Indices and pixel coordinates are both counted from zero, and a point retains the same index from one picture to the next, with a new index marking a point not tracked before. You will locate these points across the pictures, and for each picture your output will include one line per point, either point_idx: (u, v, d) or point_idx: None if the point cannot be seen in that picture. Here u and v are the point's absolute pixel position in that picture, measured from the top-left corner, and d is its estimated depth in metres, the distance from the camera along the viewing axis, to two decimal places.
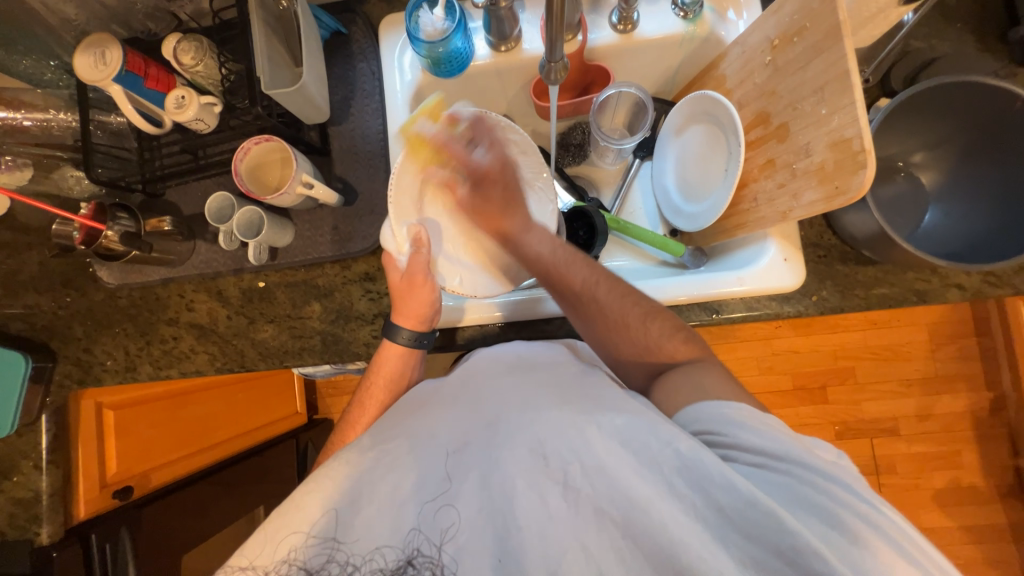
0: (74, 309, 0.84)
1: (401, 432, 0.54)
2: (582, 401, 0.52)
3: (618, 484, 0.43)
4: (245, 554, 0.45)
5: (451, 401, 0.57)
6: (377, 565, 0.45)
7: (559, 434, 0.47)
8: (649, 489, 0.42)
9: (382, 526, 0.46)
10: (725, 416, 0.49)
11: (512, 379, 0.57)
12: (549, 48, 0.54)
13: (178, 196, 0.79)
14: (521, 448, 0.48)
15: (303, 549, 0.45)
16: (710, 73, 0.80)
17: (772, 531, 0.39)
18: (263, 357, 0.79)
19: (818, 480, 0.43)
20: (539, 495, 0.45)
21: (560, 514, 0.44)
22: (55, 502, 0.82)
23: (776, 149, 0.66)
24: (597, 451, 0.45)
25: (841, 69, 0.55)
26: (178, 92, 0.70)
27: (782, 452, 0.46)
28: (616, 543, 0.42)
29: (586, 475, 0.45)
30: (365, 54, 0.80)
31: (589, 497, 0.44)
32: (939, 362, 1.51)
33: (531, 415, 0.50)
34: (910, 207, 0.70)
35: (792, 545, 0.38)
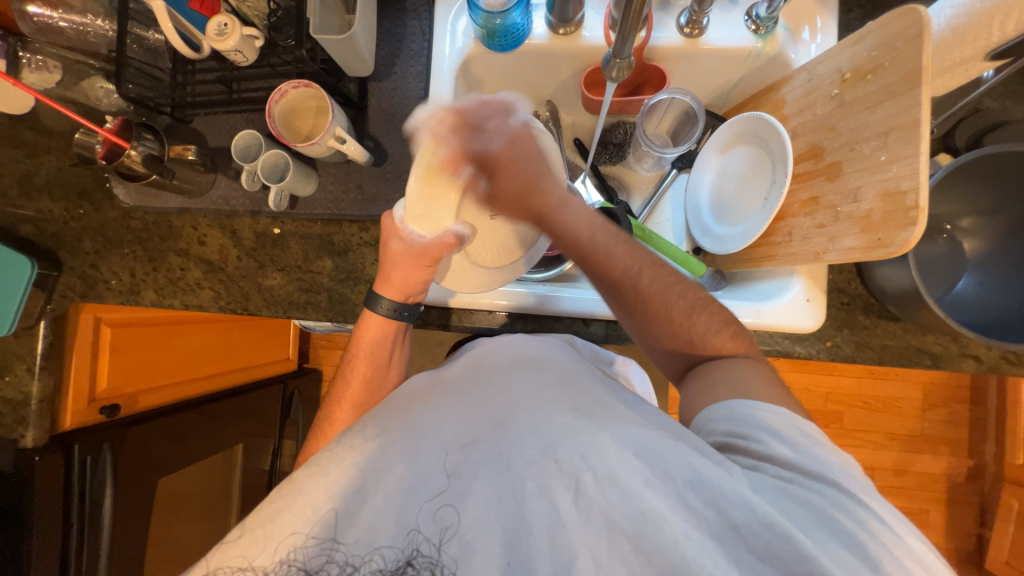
0: (85, 223, 0.83)
1: (405, 421, 0.53)
2: (593, 408, 0.51)
3: (629, 491, 0.42)
4: (245, 554, 0.42)
5: (457, 392, 0.57)
6: (376, 566, 0.42)
7: (570, 437, 0.46)
8: (660, 501, 0.41)
9: (384, 524, 0.43)
10: (758, 427, 0.48)
11: (526, 379, 0.57)
12: (618, 45, 0.53)
13: (205, 125, 0.78)
14: (530, 447, 0.46)
15: (303, 550, 0.42)
16: (768, 96, 0.77)
17: (782, 549, 0.38)
18: (267, 304, 0.78)
19: (840, 498, 0.42)
20: (546, 499, 0.43)
21: (570, 521, 0.42)
22: (42, 408, 0.84)
23: (823, 187, 0.64)
24: (608, 456, 0.44)
25: (911, 117, 0.52)
26: (221, 18, 0.67)
27: (800, 465, 0.44)
28: (625, 555, 0.40)
29: (597, 482, 0.43)
30: (418, 12, 0.77)
31: (598, 506, 0.42)
32: (927, 423, 1.51)
33: (542, 417, 0.49)
34: (944, 269, 0.68)
35: (806, 571, 0.37)
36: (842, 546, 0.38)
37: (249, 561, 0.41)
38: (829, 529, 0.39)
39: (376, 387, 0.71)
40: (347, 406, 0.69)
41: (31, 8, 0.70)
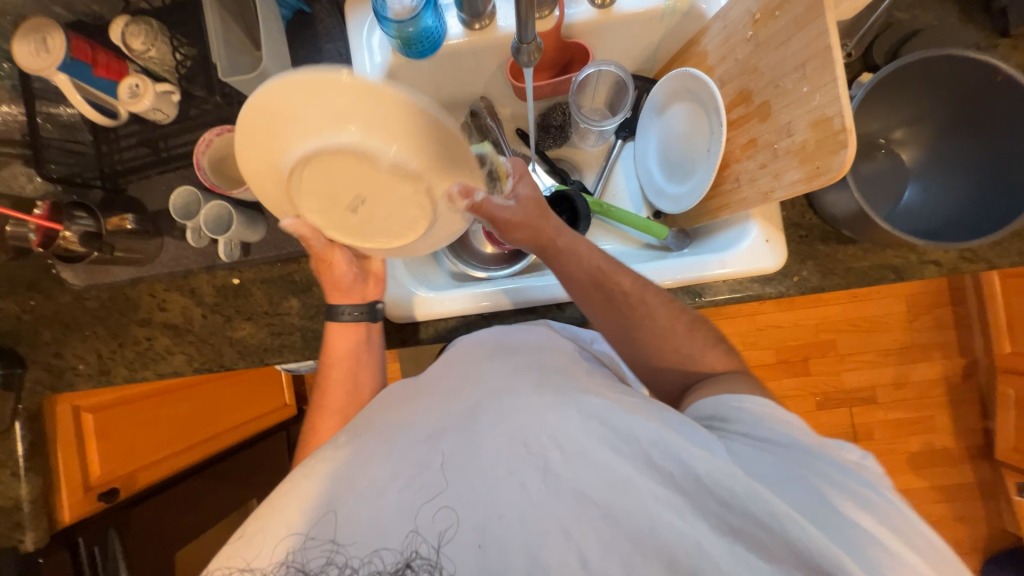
0: (40, 313, 0.81)
1: (378, 421, 0.54)
2: (558, 383, 0.53)
3: (598, 464, 0.46)
4: (245, 557, 0.46)
5: (423, 388, 0.57)
6: (376, 567, 0.45)
7: (536, 419, 0.48)
8: (626, 465, 0.46)
9: (374, 529, 0.46)
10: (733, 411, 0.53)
11: (491, 364, 0.57)
12: (520, 28, 0.53)
13: (141, 192, 0.75)
14: (499, 434, 0.48)
15: (303, 552, 0.46)
16: (691, 50, 0.77)
17: (749, 500, 0.43)
18: (242, 355, 0.77)
19: (815, 464, 0.47)
20: (518, 481, 0.46)
21: (541, 499, 0.45)
22: (36, 510, 0.81)
23: (758, 128, 0.65)
24: (575, 434, 0.47)
25: (823, 44, 0.53)
26: (131, 80, 0.66)
27: (771, 433, 0.50)
28: (596, 523, 0.44)
29: (565, 458, 0.46)
30: (331, 34, 0.76)
31: (570, 481, 0.45)
32: (916, 332, 1.55)
33: (508, 401, 0.50)
34: (889, 184, 0.69)
35: (770, 514, 0.42)
36: (806, 495, 0.45)
37: (248, 563, 0.46)
38: (791, 485, 0.45)
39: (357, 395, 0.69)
40: (328, 417, 0.68)
41: None
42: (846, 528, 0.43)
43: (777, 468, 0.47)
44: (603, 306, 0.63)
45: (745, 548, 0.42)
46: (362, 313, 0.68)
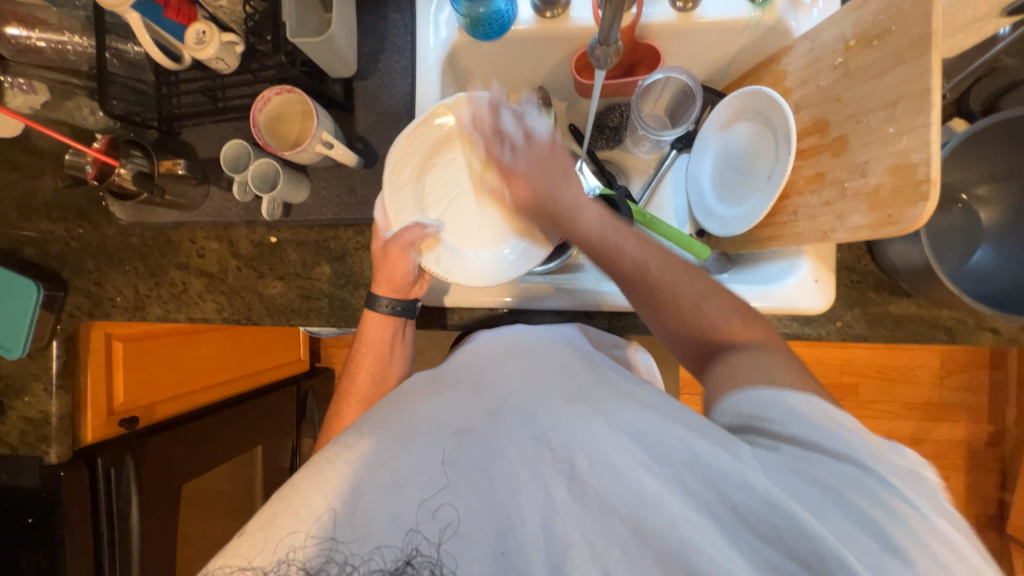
0: (86, 242, 0.84)
1: (400, 411, 0.53)
2: (586, 395, 0.52)
3: (626, 476, 0.43)
4: (245, 556, 0.41)
5: (454, 380, 0.58)
6: (375, 566, 0.42)
7: (565, 425, 0.48)
8: (657, 483, 0.43)
9: (384, 522, 0.43)
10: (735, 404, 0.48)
11: (516, 369, 0.57)
12: (605, 29, 0.51)
13: (194, 138, 0.77)
14: (523, 436, 0.48)
15: (303, 550, 0.42)
16: (768, 68, 0.73)
17: (784, 529, 0.38)
18: (270, 313, 0.79)
19: (863, 480, 0.40)
20: (542, 486, 0.45)
21: (564, 508, 0.44)
22: (61, 427, 0.86)
23: (829, 162, 0.61)
24: (604, 444, 0.45)
25: (921, 85, 0.49)
26: (199, 26, 0.66)
27: (817, 442, 0.43)
28: (621, 539, 0.41)
29: (592, 468, 0.44)
30: (399, 4, 0.75)
31: (596, 492, 0.43)
32: (946, 390, 1.49)
33: (536, 406, 0.50)
34: (960, 240, 0.65)
35: (813, 552, 0.37)
36: (849, 520, 0.38)
37: (248, 561, 0.41)
38: (833, 504, 0.39)
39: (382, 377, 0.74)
40: (355, 402, 0.72)
41: (10, 30, 0.69)
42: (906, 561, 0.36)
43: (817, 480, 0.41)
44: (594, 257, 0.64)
45: None
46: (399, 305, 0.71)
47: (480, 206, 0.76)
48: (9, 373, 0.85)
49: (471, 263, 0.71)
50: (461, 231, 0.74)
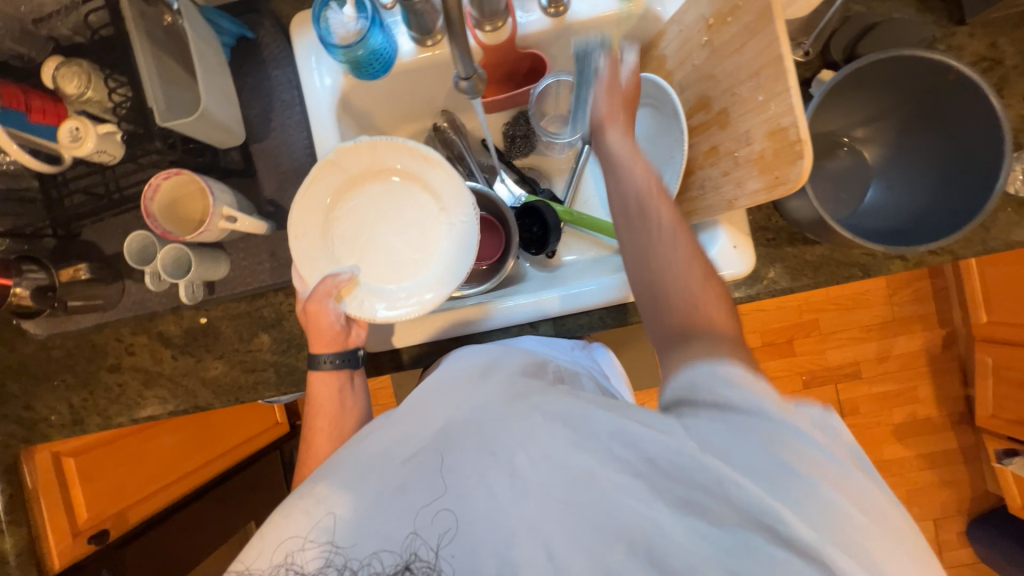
0: (4, 365, 0.79)
1: (366, 443, 0.51)
2: (530, 391, 0.51)
3: (563, 463, 0.43)
4: (241, 559, 0.46)
5: (411, 400, 0.55)
6: (376, 569, 0.44)
7: (505, 428, 0.47)
8: (589, 459, 0.43)
9: (380, 533, 0.45)
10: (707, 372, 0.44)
11: (458, 376, 0.56)
12: (460, 63, 0.52)
13: (97, 235, 0.73)
14: (469, 446, 0.47)
15: (302, 554, 0.45)
16: (650, 53, 0.76)
17: (694, 469, 0.39)
18: (217, 395, 0.76)
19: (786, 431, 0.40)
20: (490, 485, 0.44)
21: (507, 503, 0.44)
22: (22, 562, 0.81)
23: (719, 135, 0.64)
24: (541, 437, 0.45)
25: (775, 53, 0.52)
26: (70, 123, 0.62)
27: (744, 402, 0.41)
28: (562, 518, 0.42)
29: (531, 462, 0.44)
30: (278, 61, 0.73)
31: (539, 482, 0.44)
32: (897, 307, 1.57)
33: (482, 415, 0.49)
34: (854, 182, 0.69)
35: (717, 480, 0.38)
36: (769, 464, 0.38)
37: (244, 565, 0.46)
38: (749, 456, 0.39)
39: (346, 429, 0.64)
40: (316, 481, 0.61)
41: None
42: (805, 489, 0.37)
43: (753, 443, 0.39)
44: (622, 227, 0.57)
45: (695, 518, 0.39)
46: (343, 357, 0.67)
47: (391, 238, 0.74)
48: None
49: (397, 300, 0.70)
50: (379, 268, 0.73)
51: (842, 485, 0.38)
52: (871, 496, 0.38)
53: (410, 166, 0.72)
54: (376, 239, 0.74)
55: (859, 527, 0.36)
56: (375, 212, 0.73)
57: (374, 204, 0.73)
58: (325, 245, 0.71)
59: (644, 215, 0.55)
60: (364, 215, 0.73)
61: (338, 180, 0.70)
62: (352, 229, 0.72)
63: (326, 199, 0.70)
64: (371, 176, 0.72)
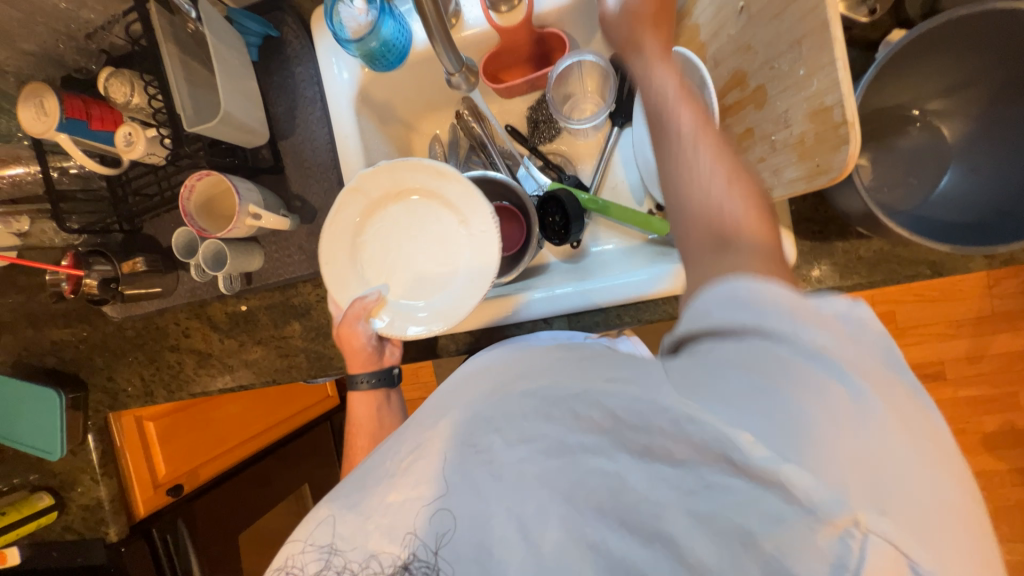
0: (92, 342, 0.91)
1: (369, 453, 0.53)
2: (512, 374, 0.50)
3: (535, 438, 0.43)
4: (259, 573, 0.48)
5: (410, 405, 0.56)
6: (376, 570, 0.44)
7: (486, 417, 0.46)
8: (558, 430, 0.42)
9: (381, 535, 0.45)
10: (699, 293, 0.43)
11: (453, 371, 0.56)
12: (447, 57, 0.56)
13: (155, 230, 0.81)
14: (455, 439, 0.47)
15: (305, 558, 0.46)
16: (683, 22, 0.68)
17: (645, 411, 0.37)
18: (257, 376, 0.83)
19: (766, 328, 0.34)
20: (475, 469, 0.45)
21: (486, 486, 0.44)
22: (115, 507, 0.95)
23: (755, 116, 0.57)
24: (518, 419, 0.44)
25: (819, 18, 0.44)
26: (124, 129, 0.69)
27: (730, 301, 0.36)
28: (541, 496, 0.42)
29: (508, 443, 0.44)
30: (301, 57, 0.75)
31: (520, 465, 0.43)
32: (998, 300, 1.35)
33: (467, 406, 0.49)
34: (929, 163, 0.59)
35: (668, 419, 0.35)
36: (729, 380, 0.34)
37: None
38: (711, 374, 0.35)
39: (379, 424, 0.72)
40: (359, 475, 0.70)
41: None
42: (779, 409, 0.31)
43: (745, 368, 0.34)
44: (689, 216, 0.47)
45: (660, 464, 0.36)
46: (377, 379, 0.71)
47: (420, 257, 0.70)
48: (60, 470, 0.95)
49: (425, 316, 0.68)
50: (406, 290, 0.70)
51: (835, 397, 0.30)
52: (870, 403, 0.30)
53: (427, 182, 0.68)
54: (402, 258, 0.71)
55: (844, 441, 0.29)
56: (401, 231, 0.70)
57: (400, 225, 0.70)
58: (354, 266, 0.69)
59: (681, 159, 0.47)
60: (389, 236, 0.70)
61: (362, 205, 0.68)
62: (377, 251, 0.70)
63: (353, 216, 0.68)
64: (393, 194, 0.69)
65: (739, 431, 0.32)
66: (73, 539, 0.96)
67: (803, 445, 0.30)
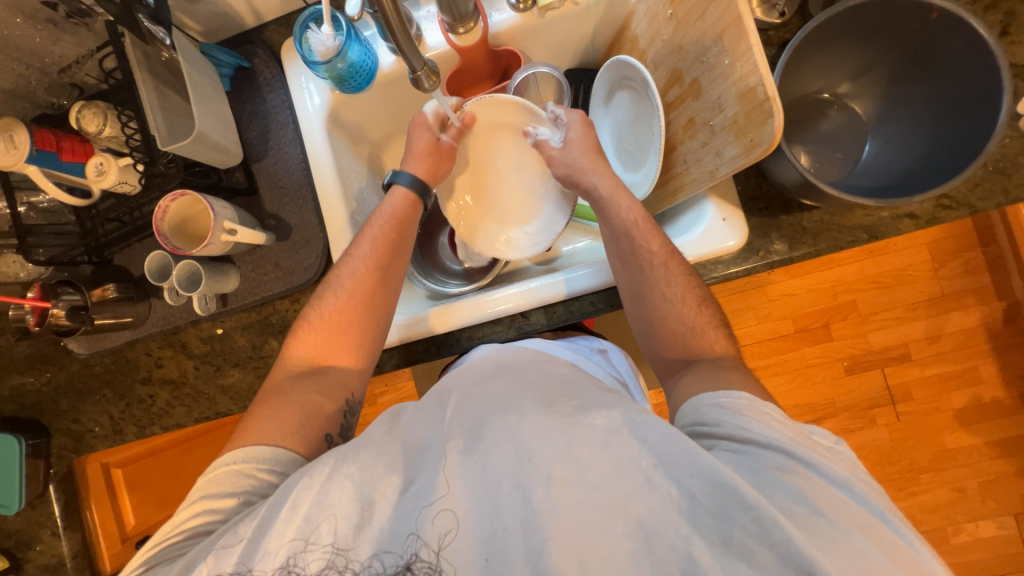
0: (55, 384, 0.87)
1: (386, 450, 0.51)
2: (567, 404, 0.52)
3: (600, 484, 0.45)
4: (240, 560, 0.45)
5: (436, 415, 0.55)
6: (376, 570, 0.45)
7: (544, 442, 0.47)
8: (627, 484, 0.45)
9: (384, 536, 0.46)
10: (721, 410, 0.51)
11: (496, 387, 0.57)
12: (406, 58, 0.54)
13: (126, 260, 0.81)
14: (506, 450, 0.48)
15: (303, 557, 0.46)
16: (624, 35, 0.76)
17: (732, 504, 0.42)
18: (235, 401, 0.81)
19: (789, 463, 0.46)
20: (523, 495, 0.46)
21: (541, 510, 0.45)
22: (78, 564, 0.87)
23: (693, 107, 0.63)
24: (581, 454, 0.46)
25: (733, 14, 0.51)
26: (96, 159, 0.70)
27: (751, 433, 0.48)
28: (592, 536, 0.43)
29: (568, 477, 0.45)
30: (272, 84, 0.79)
31: (572, 497, 0.45)
32: (946, 280, 1.42)
33: (518, 422, 0.50)
34: (848, 139, 0.67)
35: (755, 520, 0.41)
36: (786, 493, 0.43)
37: (243, 564, 0.45)
38: (771, 483, 0.44)
39: (383, 283, 0.68)
40: (315, 335, 0.65)
41: None
42: (837, 536, 0.40)
43: (791, 487, 0.44)
44: (618, 262, 0.68)
45: (735, 559, 0.41)
46: (416, 185, 0.75)
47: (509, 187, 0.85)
48: (17, 528, 0.88)
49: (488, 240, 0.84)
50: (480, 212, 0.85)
51: (852, 518, 0.42)
52: (875, 527, 0.42)
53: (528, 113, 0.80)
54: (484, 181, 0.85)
55: (860, 543, 0.40)
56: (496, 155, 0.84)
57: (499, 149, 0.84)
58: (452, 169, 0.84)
59: (631, 257, 0.66)
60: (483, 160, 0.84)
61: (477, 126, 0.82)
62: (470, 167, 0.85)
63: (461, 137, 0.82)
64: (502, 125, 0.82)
65: (800, 535, 0.40)
66: None
67: (845, 548, 0.40)
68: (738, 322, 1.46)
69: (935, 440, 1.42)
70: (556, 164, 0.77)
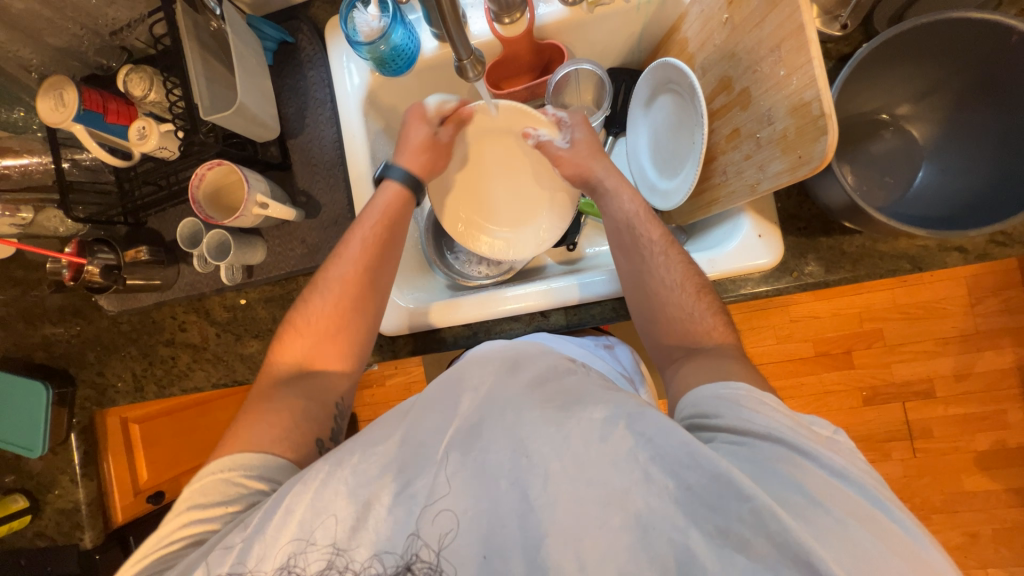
0: (84, 337, 0.90)
1: (383, 441, 0.51)
2: (562, 396, 0.51)
3: (597, 479, 0.44)
4: (241, 560, 0.46)
5: (429, 400, 0.55)
6: (377, 570, 0.46)
7: (539, 433, 0.47)
8: (624, 479, 0.44)
9: (383, 536, 0.47)
10: (714, 406, 0.50)
11: (491, 378, 0.55)
12: (454, 43, 0.53)
13: (160, 224, 0.83)
14: (503, 445, 0.48)
15: (305, 556, 0.47)
16: (673, 37, 0.74)
17: (728, 498, 0.41)
18: (252, 371, 0.82)
19: (790, 455, 0.45)
20: (521, 492, 0.46)
21: (540, 507, 0.45)
22: (92, 510, 0.91)
23: (740, 117, 0.61)
24: (575, 448, 0.46)
25: (795, 24, 0.49)
26: (138, 123, 0.71)
27: (748, 426, 0.47)
28: (591, 532, 0.43)
29: (564, 471, 0.45)
30: (314, 62, 0.79)
31: (570, 493, 0.44)
32: (981, 318, 1.36)
33: (512, 415, 0.50)
34: (901, 164, 0.64)
35: (751, 510, 0.40)
36: (783, 486, 0.42)
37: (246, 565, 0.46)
38: (767, 477, 0.43)
39: (372, 285, 0.68)
40: (305, 336, 0.65)
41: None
42: (836, 529, 0.40)
43: (789, 479, 0.43)
44: (618, 254, 0.68)
45: (732, 551, 0.40)
46: (408, 180, 0.73)
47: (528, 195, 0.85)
48: (39, 471, 0.91)
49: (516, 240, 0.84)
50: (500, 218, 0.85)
51: (853, 508, 0.41)
52: (877, 517, 0.41)
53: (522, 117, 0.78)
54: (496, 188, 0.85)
55: (864, 539, 0.39)
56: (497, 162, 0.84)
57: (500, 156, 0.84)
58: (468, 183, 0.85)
59: (634, 249, 0.66)
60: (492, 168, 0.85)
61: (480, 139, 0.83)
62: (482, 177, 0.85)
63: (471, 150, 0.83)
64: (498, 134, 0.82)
65: (802, 533, 0.39)
66: (44, 546, 0.91)
67: (846, 544, 0.39)
68: (757, 341, 1.43)
69: (952, 482, 1.37)
70: (562, 164, 0.75)
